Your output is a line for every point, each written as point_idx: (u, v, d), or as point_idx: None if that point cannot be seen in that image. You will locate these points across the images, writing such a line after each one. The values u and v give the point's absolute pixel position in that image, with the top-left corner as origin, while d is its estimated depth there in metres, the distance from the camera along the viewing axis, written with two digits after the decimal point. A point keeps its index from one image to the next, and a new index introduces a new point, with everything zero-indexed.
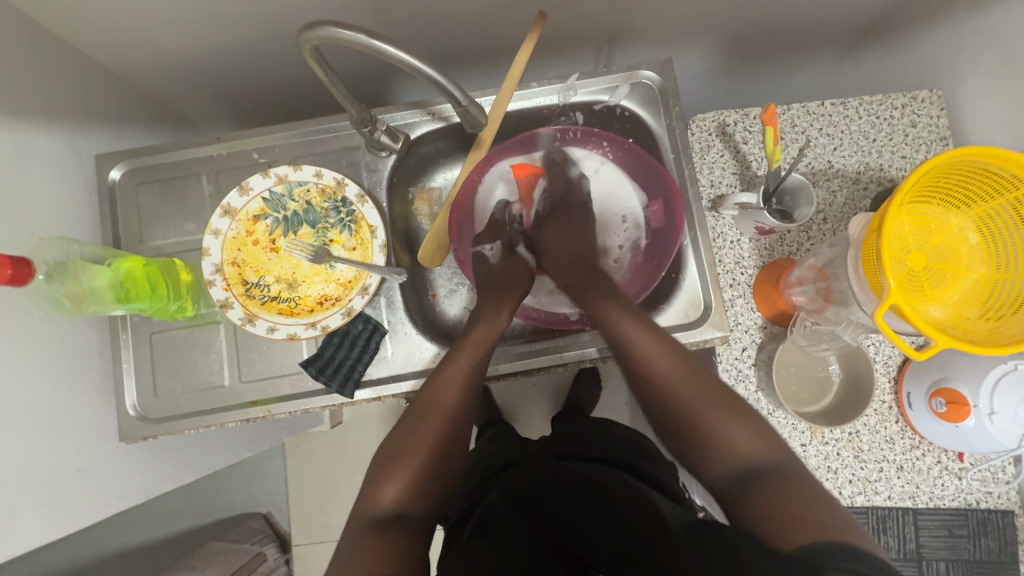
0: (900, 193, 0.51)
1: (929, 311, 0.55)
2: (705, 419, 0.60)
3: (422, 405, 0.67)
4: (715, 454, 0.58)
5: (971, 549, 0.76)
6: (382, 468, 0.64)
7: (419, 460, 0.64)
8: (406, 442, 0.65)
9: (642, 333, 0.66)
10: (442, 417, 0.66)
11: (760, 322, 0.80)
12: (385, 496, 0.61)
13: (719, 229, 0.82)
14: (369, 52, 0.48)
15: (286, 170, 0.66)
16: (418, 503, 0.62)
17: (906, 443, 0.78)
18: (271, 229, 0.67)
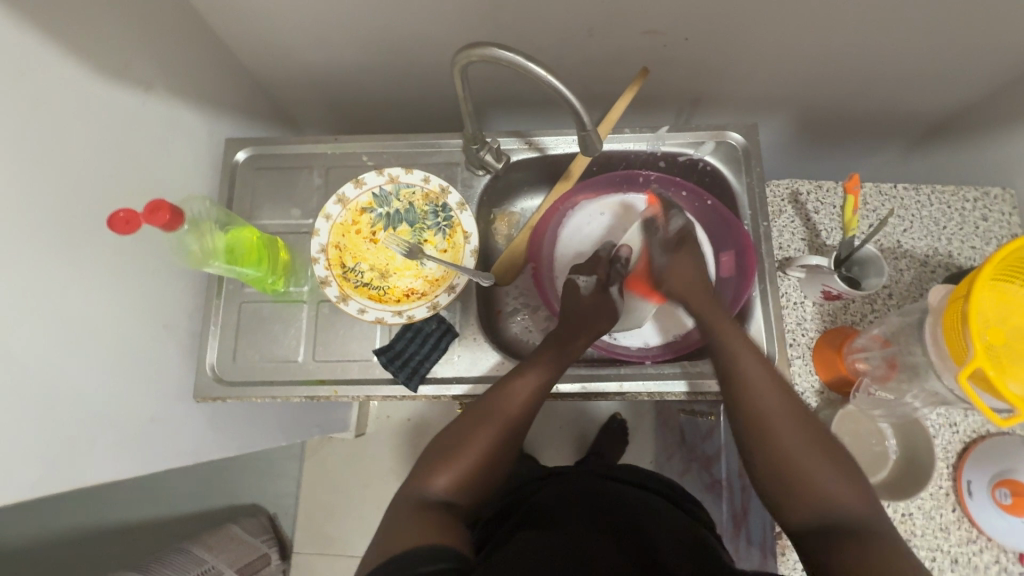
0: (988, 265, 0.53)
1: (1012, 387, 0.55)
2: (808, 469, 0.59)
3: (485, 406, 0.65)
4: (809, 496, 0.59)
5: None
6: (435, 453, 0.63)
7: (471, 459, 0.61)
8: (461, 436, 0.63)
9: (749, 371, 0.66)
10: (498, 426, 0.63)
11: (817, 386, 0.81)
12: (437, 482, 0.60)
13: (784, 289, 0.84)
14: (521, 72, 0.55)
15: (398, 172, 0.73)
16: (462, 498, 0.60)
17: (962, 535, 0.75)
18: (373, 222, 0.72)
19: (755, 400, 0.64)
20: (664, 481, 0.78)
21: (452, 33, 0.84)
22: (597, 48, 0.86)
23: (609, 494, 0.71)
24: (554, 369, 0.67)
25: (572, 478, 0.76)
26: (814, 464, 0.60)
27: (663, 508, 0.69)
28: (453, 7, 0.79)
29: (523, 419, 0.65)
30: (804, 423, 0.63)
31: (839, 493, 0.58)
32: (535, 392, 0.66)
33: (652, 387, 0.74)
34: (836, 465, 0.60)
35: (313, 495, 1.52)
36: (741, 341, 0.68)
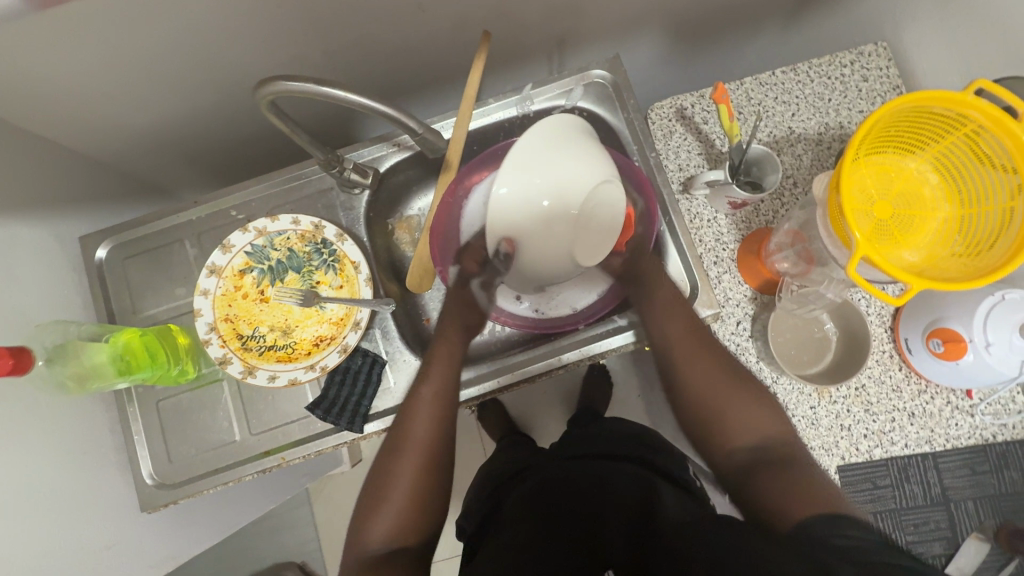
0: (852, 148, 0.52)
1: (904, 256, 0.55)
2: (722, 407, 0.66)
3: (397, 443, 0.67)
4: (733, 432, 0.65)
5: (996, 484, 0.77)
6: (370, 501, 0.66)
7: (402, 495, 0.65)
8: (386, 479, 0.66)
9: (672, 319, 0.71)
10: (415, 456, 0.66)
11: (750, 294, 0.81)
12: (376, 531, 0.63)
13: (694, 210, 0.83)
14: (320, 97, 0.50)
15: (264, 222, 0.68)
16: (410, 534, 0.64)
17: (913, 388, 0.79)
18: (258, 281, 0.68)
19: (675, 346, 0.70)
20: (631, 436, 0.79)
21: (278, 52, 0.77)
22: (435, 21, 0.81)
23: (571, 473, 0.72)
24: (445, 376, 0.69)
25: (541, 469, 0.77)
26: (738, 403, 0.66)
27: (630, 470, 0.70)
28: (262, 24, 0.72)
29: (436, 436, 0.67)
30: (717, 359, 0.70)
31: (753, 421, 0.65)
32: (435, 406, 0.67)
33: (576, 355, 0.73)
34: (748, 400, 0.67)
35: (333, 535, 1.52)
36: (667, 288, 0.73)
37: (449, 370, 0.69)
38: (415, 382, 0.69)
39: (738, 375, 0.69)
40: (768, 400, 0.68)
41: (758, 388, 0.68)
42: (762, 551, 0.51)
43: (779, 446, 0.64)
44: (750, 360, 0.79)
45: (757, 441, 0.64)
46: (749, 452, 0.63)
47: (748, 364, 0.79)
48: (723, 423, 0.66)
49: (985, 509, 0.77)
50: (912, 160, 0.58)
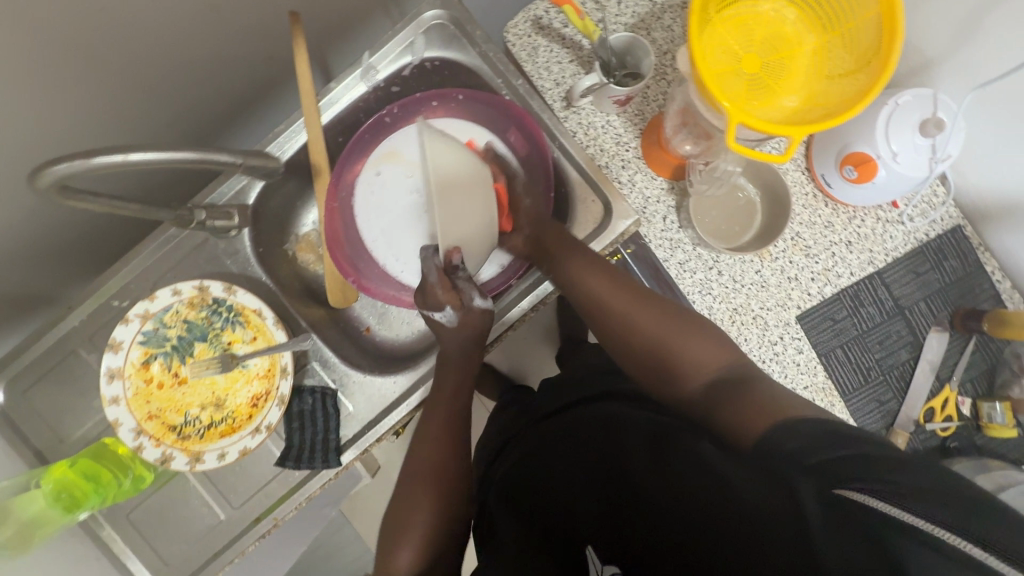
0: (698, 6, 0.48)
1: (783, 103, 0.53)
2: (671, 344, 0.60)
3: (416, 463, 0.61)
4: (690, 369, 0.58)
5: (941, 277, 0.79)
6: (389, 535, 0.58)
7: (425, 521, 0.57)
8: (406, 500, 0.59)
9: (586, 273, 0.65)
10: (437, 468, 0.60)
11: (666, 186, 0.79)
12: (401, 562, 0.55)
13: (585, 120, 0.79)
14: (100, 170, 0.45)
15: (143, 305, 0.62)
16: (432, 558, 0.56)
17: (844, 218, 0.79)
18: (167, 365, 0.63)
19: (600, 297, 0.64)
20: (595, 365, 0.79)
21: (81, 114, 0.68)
22: None
23: (579, 418, 0.64)
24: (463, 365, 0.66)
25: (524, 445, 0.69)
26: (688, 340, 0.59)
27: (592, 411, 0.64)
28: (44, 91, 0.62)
29: (454, 450, 0.62)
30: (646, 299, 0.64)
31: (704, 356, 0.58)
32: (452, 411, 0.64)
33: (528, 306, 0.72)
34: (694, 334, 0.60)
35: None
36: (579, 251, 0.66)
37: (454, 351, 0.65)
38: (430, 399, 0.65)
39: (675, 310, 0.63)
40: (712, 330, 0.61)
41: (705, 323, 0.62)
42: (732, 478, 0.47)
43: (735, 372, 0.57)
44: (687, 249, 0.79)
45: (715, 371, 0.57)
46: (711, 383, 0.56)
47: (687, 254, 0.79)
48: (676, 364, 0.59)
49: (937, 304, 0.80)
50: (766, 2, 0.55)
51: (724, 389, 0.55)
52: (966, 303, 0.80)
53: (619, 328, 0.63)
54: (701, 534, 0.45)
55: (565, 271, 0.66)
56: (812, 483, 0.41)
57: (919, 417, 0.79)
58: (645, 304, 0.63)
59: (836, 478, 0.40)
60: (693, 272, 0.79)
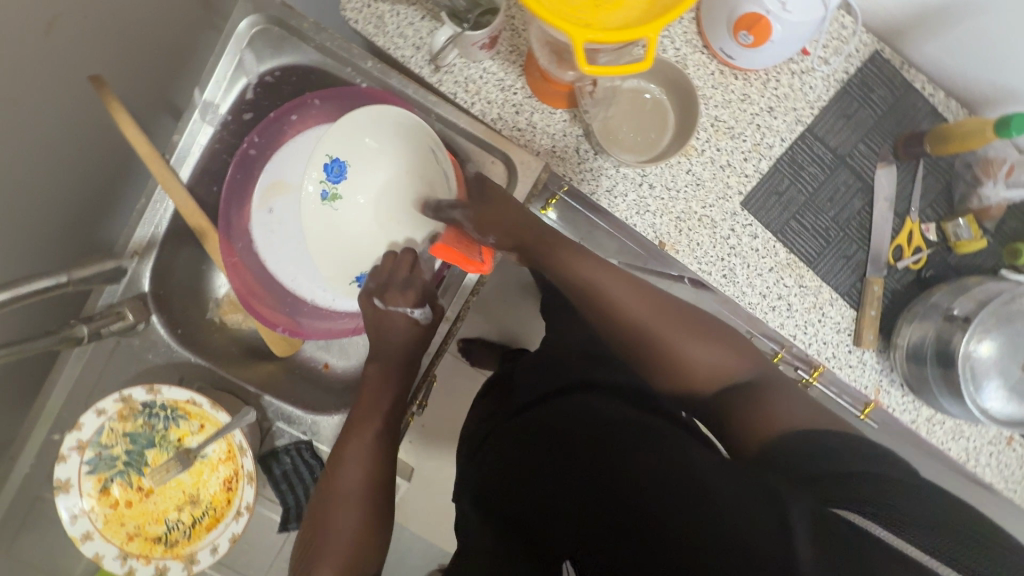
0: None
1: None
2: (680, 346, 0.62)
3: (327, 504, 0.63)
4: (699, 373, 0.61)
5: (873, 111, 0.75)
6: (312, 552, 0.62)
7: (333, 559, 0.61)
8: (320, 530, 0.63)
9: (593, 270, 0.67)
10: (351, 502, 0.64)
11: (568, 117, 0.73)
12: None
13: (461, 77, 0.72)
14: None
15: (72, 437, 0.57)
16: None
17: (758, 85, 0.74)
18: (127, 482, 0.60)
19: (602, 291, 0.66)
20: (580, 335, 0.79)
21: None
22: None
23: (554, 412, 0.65)
24: (372, 405, 0.65)
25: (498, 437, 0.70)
26: (700, 346, 0.62)
27: (579, 404, 0.65)
28: None
29: (370, 487, 0.64)
30: (653, 298, 0.66)
31: (719, 361, 0.61)
32: (369, 452, 0.64)
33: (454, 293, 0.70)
34: (707, 340, 0.63)
35: None
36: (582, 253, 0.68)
37: (387, 374, 0.66)
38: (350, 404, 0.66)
39: (682, 313, 0.65)
40: (722, 332, 0.64)
41: (717, 329, 0.64)
42: (720, 488, 0.50)
43: (749, 378, 0.60)
44: (611, 174, 0.74)
45: (730, 380, 0.60)
46: (720, 387, 0.59)
47: (612, 179, 0.74)
48: (687, 364, 0.62)
49: (878, 139, 0.76)
50: None
51: (738, 393, 0.58)
52: (906, 129, 0.75)
53: (621, 323, 0.65)
54: (710, 544, 0.47)
55: (565, 268, 0.67)
56: (808, 501, 0.45)
57: (888, 259, 0.76)
58: (645, 299, 0.66)
59: (847, 509, 0.43)
60: (624, 194, 0.74)
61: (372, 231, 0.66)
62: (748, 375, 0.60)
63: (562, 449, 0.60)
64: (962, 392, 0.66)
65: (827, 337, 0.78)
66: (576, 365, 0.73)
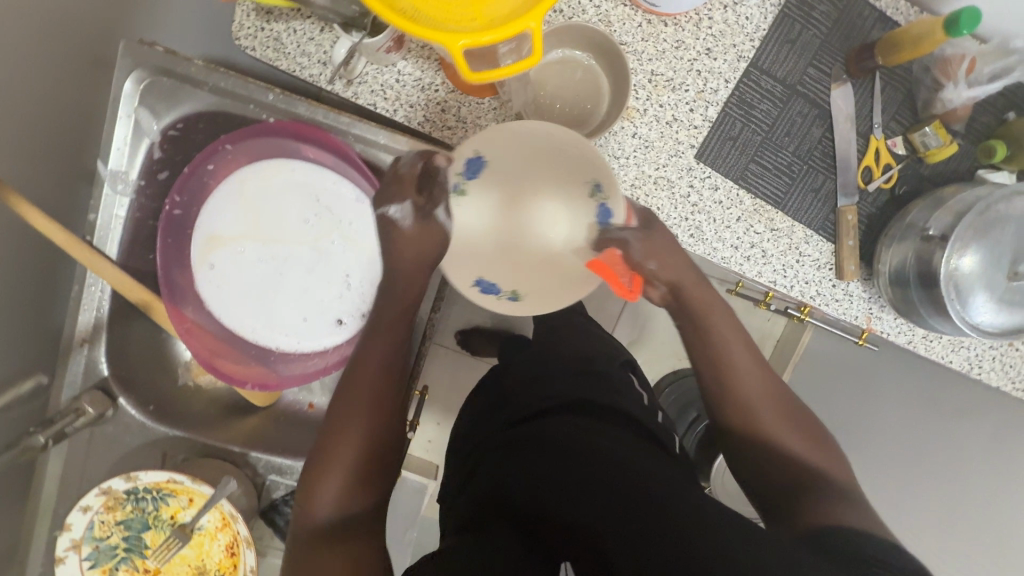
0: None
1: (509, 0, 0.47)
2: (776, 444, 0.60)
3: (353, 396, 0.61)
4: (784, 474, 0.58)
5: (818, 29, 0.70)
6: (317, 466, 0.59)
7: (349, 458, 0.59)
8: (331, 440, 0.60)
9: (744, 358, 0.65)
10: (368, 407, 0.61)
11: (496, 104, 0.69)
12: (325, 498, 0.58)
13: (375, 86, 0.68)
14: None
15: (66, 537, 0.59)
16: (355, 503, 0.58)
17: (691, 27, 0.69)
18: (133, 567, 0.61)
19: (749, 385, 0.64)
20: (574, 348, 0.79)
21: None
22: None
23: (545, 434, 0.60)
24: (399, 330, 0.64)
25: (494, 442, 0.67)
26: (790, 440, 0.60)
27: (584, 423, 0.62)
28: None
29: (374, 428, 0.62)
30: (781, 393, 0.64)
31: (804, 458, 0.59)
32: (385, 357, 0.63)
33: (513, 300, 0.60)
34: (792, 431, 0.61)
35: None
36: (744, 347, 0.66)
37: (384, 362, 0.63)
38: (369, 327, 0.64)
39: (798, 412, 0.63)
40: (811, 425, 0.62)
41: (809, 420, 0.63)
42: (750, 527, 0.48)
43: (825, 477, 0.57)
44: None
45: (810, 477, 0.57)
46: (799, 486, 0.57)
47: None
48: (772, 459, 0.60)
49: (828, 59, 0.71)
50: None
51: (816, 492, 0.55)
52: (856, 42, 0.70)
53: (742, 413, 0.63)
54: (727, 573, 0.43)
55: (727, 351, 0.65)
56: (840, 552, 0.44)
57: (858, 183, 0.73)
58: (777, 401, 0.64)
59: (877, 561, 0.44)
60: None
61: (354, 253, 0.69)
62: (830, 473, 0.57)
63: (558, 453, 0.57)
64: (947, 308, 0.63)
65: (808, 276, 0.75)
66: (581, 385, 0.71)
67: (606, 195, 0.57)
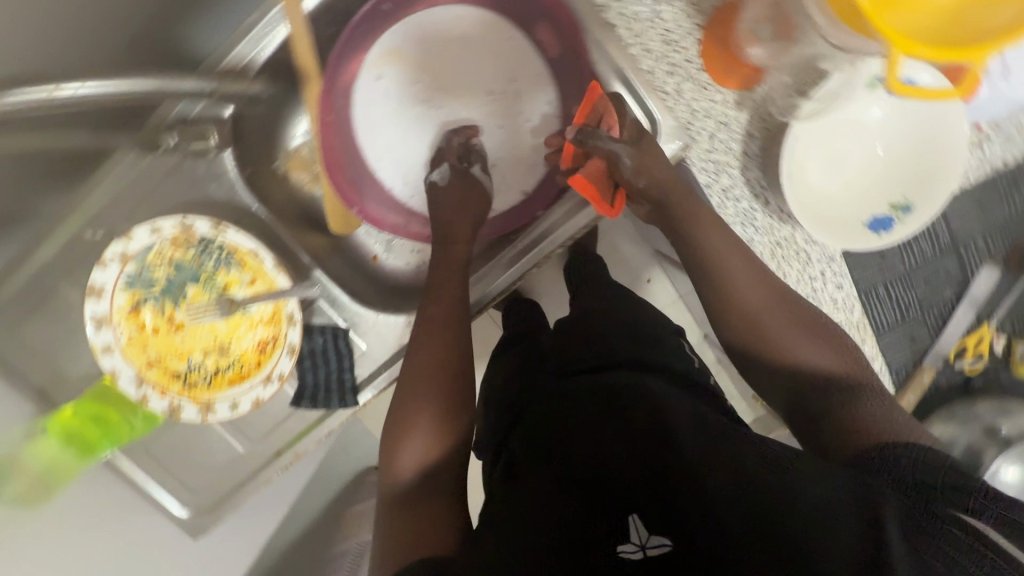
0: None
1: None
2: (772, 342, 0.52)
3: (441, 284, 0.59)
4: (783, 364, 0.52)
5: (1006, 210, 0.72)
6: (401, 416, 0.55)
7: (430, 402, 0.54)
8: (417, 377, 0.55)
9: (804, 348, 0.52)
10: (430, 376, 0.55)
11: (729, 98, 0.66)
12: (405, 461, 0.53)
13: (627, 12, 0.64)
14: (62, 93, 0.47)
15: (120, 245, 0.54)
16: (443, 449, 0.53)
17: None
18: (160, 309, 0.57)
19: (780, 361, 0.52)
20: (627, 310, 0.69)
21: None
22: None
23: (629, 396, 0.51)
24: (541, 198, 0.63)
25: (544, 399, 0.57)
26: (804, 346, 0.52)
27: (645, 391, 0.52)
28: None
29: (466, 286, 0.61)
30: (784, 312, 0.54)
31: (815, 360, 0.51)
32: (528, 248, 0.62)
33: (790, 182, 0.63)
34: (806, 338, 0.52)
35: None
36: (807, 343, 0.52)
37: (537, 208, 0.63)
38: (437, 230, 0.62)
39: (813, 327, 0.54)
40: (833, 339, 0.54)
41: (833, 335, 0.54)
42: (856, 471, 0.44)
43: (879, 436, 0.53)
44: (733, 174, 0.68)
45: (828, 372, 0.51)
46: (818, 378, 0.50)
47: (732, 179, 0.69)
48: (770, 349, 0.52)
49: (996, 238, 0.73)
50: None
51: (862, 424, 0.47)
52: None
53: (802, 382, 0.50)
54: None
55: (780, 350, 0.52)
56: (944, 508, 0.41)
57: (947, 354, 0.76)
58: (780, 323, 0.53)
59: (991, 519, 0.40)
60: (737, 200, 0.69)
61: (507, 143, 0.65)
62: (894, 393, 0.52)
63: (643, 444, 0.46)
64: None
65: None
66: (620, 346, 0.61)
67: (903, 220, 0.62)
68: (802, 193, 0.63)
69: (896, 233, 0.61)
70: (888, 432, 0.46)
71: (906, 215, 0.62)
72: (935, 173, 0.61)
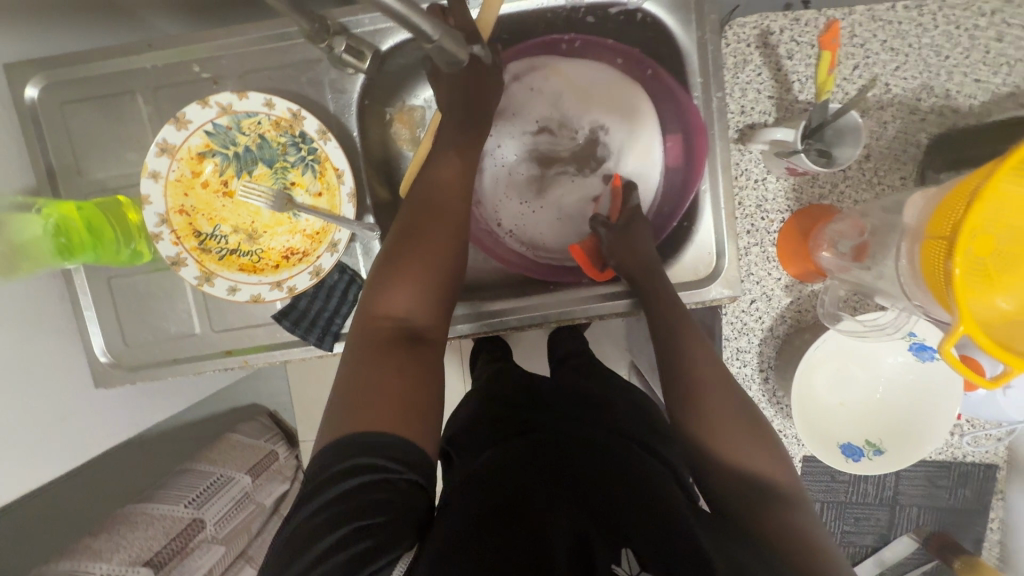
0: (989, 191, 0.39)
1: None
2: (716, 438, 0.56)
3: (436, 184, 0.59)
4: (724, 465, 0.55)
5: (947, 497, 0.77)
6: (389, 270, 0.57)
7: (421, 269, 0.57)
8: (412, 243, 0.57)
9: (734, 444, 0.56)
10: (425, 245, 0.57)
11: (784, 279, 0.72)
12: (394, 305, 0.56)
13: (743, 165, 0.71)
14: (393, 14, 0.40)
15: (229, 98, 0.57)
16: (428, 303, 0.57)
17: None
18: (221, 169, 0.60)
19: (725, 447, 0.56)
20: (606, 383, 0.76)
21: None
22: None
23: (634, 458, 0.58)
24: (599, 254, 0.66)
25: (547, 425, 0.64)
26: (750, 450, 0.56)
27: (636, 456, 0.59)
28: None
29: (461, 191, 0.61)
30: (739, 408, 0.58)
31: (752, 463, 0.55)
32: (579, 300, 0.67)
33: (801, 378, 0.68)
34: (751, 439, 0.56)
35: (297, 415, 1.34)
36: (758, 451, 0.56)
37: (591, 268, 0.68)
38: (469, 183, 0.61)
39: (747, 410, 0.58)
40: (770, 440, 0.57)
41: (770, 435, 0.58)
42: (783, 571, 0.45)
43: (792, 491, 0.55)
44: (752, 341, 0.73)
45: (763, 479, 0.54)
46: (749, 483, 0.54)
47: (749, 345, 0.74)
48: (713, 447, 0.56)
49: (927, 516, 0.79)
50: None
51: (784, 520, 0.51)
52: (952, 532, 0.78)
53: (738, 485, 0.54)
54: None
55: (725, 440, 0.56)
56: None
57: None
58: (736, 428, 0.57)
59: None
60: (743, 364, 0.74)
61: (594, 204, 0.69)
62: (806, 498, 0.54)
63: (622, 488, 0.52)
64: None
65: None
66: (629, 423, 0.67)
67: (871, 458, 0.68)
68: (806, 392, 0.68)
69: (859, 466, 0.68)
70: (817, 546, 0.48)
71: (875, 454, 0.68)
72: (916, 433, 0.67)
